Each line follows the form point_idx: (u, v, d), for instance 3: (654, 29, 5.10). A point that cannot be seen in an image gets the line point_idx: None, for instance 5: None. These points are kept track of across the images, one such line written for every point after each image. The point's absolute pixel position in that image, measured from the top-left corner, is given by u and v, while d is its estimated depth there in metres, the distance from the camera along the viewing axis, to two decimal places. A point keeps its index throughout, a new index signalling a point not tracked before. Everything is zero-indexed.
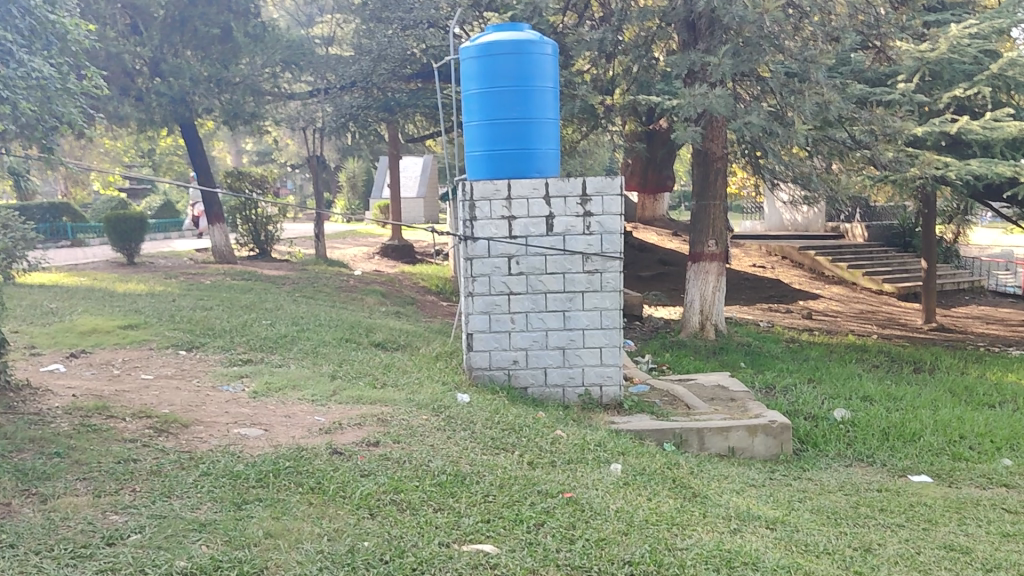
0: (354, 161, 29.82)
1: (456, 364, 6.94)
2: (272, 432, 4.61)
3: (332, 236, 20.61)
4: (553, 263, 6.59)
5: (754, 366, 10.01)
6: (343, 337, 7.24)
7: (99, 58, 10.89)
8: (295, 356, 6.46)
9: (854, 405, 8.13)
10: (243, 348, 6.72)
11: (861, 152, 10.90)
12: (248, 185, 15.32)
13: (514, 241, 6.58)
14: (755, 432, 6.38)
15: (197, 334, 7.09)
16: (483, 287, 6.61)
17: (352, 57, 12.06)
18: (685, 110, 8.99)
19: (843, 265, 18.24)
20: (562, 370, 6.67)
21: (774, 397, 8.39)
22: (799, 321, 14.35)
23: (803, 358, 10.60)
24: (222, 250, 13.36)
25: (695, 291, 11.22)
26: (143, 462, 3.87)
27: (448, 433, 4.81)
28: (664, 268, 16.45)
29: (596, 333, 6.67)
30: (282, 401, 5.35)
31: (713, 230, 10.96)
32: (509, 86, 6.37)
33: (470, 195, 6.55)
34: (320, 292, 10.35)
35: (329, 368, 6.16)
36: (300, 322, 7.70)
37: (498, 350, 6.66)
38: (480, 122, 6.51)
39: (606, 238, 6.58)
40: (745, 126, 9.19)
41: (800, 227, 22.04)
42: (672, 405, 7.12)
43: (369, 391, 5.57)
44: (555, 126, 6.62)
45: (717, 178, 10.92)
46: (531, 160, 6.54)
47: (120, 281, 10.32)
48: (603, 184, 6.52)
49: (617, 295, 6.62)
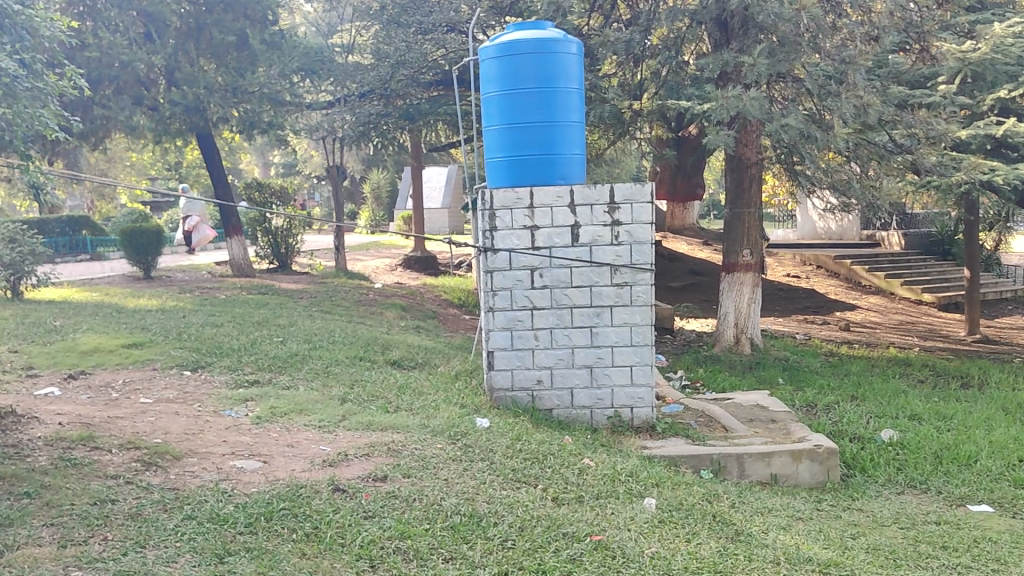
0: (378, 172, 29.56)
1: (476, 384, 6.51)
2: (270, 465, 4.20)
3: (355, 247, 20.28)
4: (578, 276, 6.15)
5: (793, 382, 9.50)
6: (356, 355, 6.82)
7: (112, 68, 10.62)
8: (304, 377, 6.05)
9: (902, 425, 7.61)
10: (250, 368, 6.32)
11: (902, 157, 10.39)
12: (269, 196, 15.00)
13: (538, 253, 6.16)
14: (799, 457, 5.91)
15: (203, 353, 6.69)
16: (504, 302, 6.19)
17: (370, 64, 11.70)
18: (718, 113, 8.52)
19: (880, 274, 17.64)
20: (589, 391, 6.23)
21: (816, 417, 7.90)
22: (836, 333, 13.81)
23: (843, 374, 10.08)
24: (240, 262, 13.02)
25: (729, 303, 10.73)
26: (122, 504, 3.48)
27: (465, 465, 4.38)
28: (695, 279, 15.96)
29: (626, 351, 6.21)
30: (285, 428, 4.94)
31: (748, 239, 10.47)
32: (531, 87, 5.97)
33: (490, 204, 6.14)
34: (338, 306, 9.97)
35: (340, 389, 5.74)
36: (313, 339, 7.30)
37: (521, 370, 6.22)
38: (501, 127, 6.11)
39: (636, 249, 6.13)
40: (781, 130, 8.70)
41: (834, 235, 21.48)
42: (709, 427, 6.66)
43: (380, 416, 5.15)
44: (581, 130, 6.20)
45: (751, 185, 10.43)
46: (555, 166, 6.13)
47: (132, 296, 9.99)
48: (632, 191, 6.08)
49: (649, 309, 6.17)
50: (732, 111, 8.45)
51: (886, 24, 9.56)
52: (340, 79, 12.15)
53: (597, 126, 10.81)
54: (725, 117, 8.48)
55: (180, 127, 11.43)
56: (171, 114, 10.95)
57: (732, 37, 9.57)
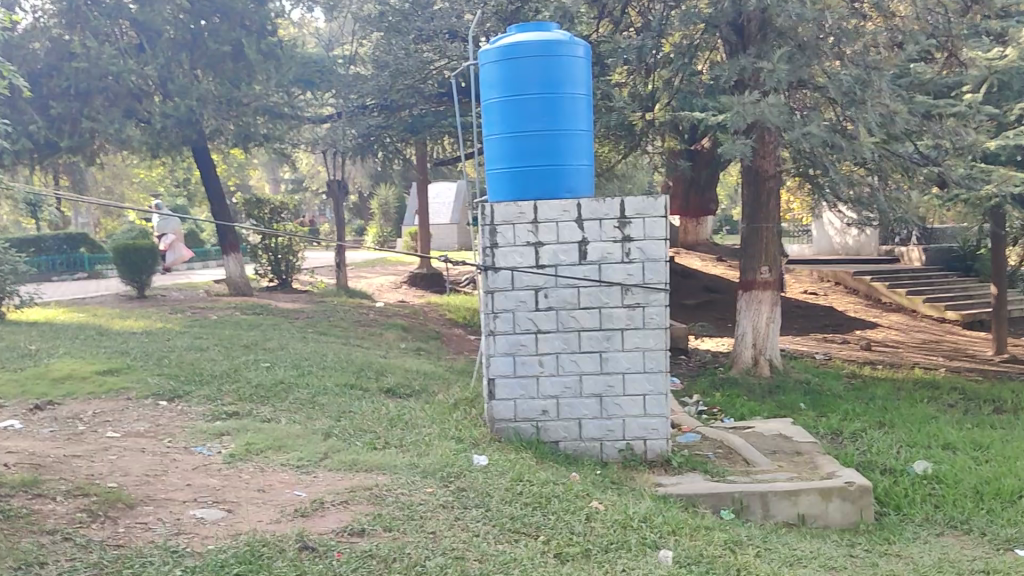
0: (386, 188, 29.13)
1: (476, 414, 5.99)
2: (235, 515, 3.70)
3: (361, 265, 19.86)
4: (586, 296, 5.66)
5: (815, 408, 8.94)
6: (347, 384, 6.32)
7: (101, 79, 10.20)
8: (288, 409, 5.55)
9: (936, 456, 7.07)
10: (230, 398, 5.82)
11: (929, 169, 9.87)
12: (269, 213, 14.55)
13: (542, 272, 5.66)
14: (829, 496, 5.39)
15: (181, 381, 6.20)
16: (506, 325, 5.69)
17: (369, 75, 11.26)
18: (734, 121, 8.02)
19: (901, 291, 17.07)
20: (599, 422, 5.71)
21: (842, 447, 7.36)
22: (857, 353, 13.26)
23: (868, 398, 9.52)
24: (237, 281, 12.55)
25: (747, 323, 10.19)
26: (50, 569, 3.00)
27: (455, 514, 3.88)
28: (709, 296, 15.42)
29: (639, 379, 5.70)
30: (259, 468, 4.45)
31: (767, 255, 9.96)
32: (534, 93, 5.51)
33: (490, 219, 5.65)
34: (336, 328, 9.49)
35: (325, 423, 5.24)
36: (302, 364, 6.80)
37: (524, 400, 5.71)
38: (502, 136, 5.62)
39: (649, 267, 5.63)
40: (803, 139, 8.19)
41: (852, 251, 20.93)
42: (729, 460, 6.14)
43: (367, 454, 4.65)
44: (589, 140, 5.72)
45: (770, 199, 9.94)
46: (560, 178, 5.64)
47: (120, 316, 9.53)
48: (644, 205, 5.59)
49: (662, 333, 5.66)
50: (750, 119, 7.95)
51: (911, 29, 9.07)
52: (339, 89, 11.70)
53: (607, 137, 10.32)
54: (743, 125, 7.98)
55: (173, 142, 10.95)
56: (162, 127, 10.42)
57: (750, 42, 9.10)
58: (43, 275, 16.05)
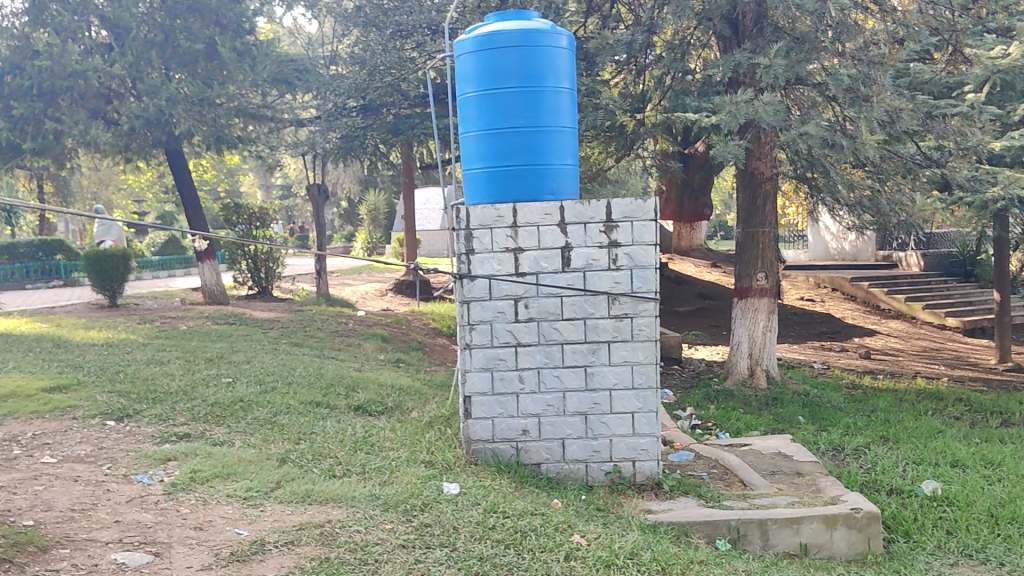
0: (375, 194, 28.61)
1: (451, 434, 5.52)
2: (163, 560, 3.25)
3: (347, 272, 19.40)
4: (570, 306, 5.20)
5: (815, 422, 8.48)
6: (312, 401, 5.84)
7: (66, 78, 9.73)
8: (244, 431, 5.09)
9: (946, 475, 6.63)
10: (183, 418, 5.35)
11: (932, 171, 9.40)
12: (247, 218, 14.07)
13: (522, 280, 5.20)
14: (833, 524, 4.94)
15: (133, 399, 5.73)
16: (484, 337, 5.22)
17: (349, 74, 10.82)
18: (728, 120, 7.50)
19: (901, 297, 16.66)
20: (584, 442, 5.25)
21: (845, 466, 6.92)
22: (857, 362, 12.83)
23: (870, 411, 9.06)
24: (213, 289, 12.08)
25: (742, 332, 9.73)
26: None
27: (414, 557, 3.43)
28: (704, 303, 14.98)
29: (627, 396, 5.24)
30: (201, 502, 3.98)
31: (763, 262, 9.46)
32: (514, 87, 5.08)
33: (466, 223, 5.19)
34: (311, 338, 9.02)
35: (282, 447, 4.78)
36: (267, 380, 6.34)
37: (503, 419, 5.24)
38: (480, 133, 5.18)
39: (637, 274, 5.18)
40: (801, 139, 7.63)
41: (849, 256, 20.52)
42: (724, 482, 5.69)
43: (323, 484, 4.19)
44: (574, 138, 5.29)
45: (766, 202, 9.42)
46: (543, 179, 5.20)
47: (84, 327, 9.05)
48: (632, 207, 5.15)
49: (652, 346, 5.21)
50: (744, 119, 7.43)
51: (915, 25, 8.62)
52: (318, 90, 11.24)
53: (596, 138, 9.88)
54: (736, 124, 7.45)
55: (143, 144, 10.49)
56: (131, 128, 9.97)
57: (745, 38, 8.62)
58: (18, 282, 15.80)
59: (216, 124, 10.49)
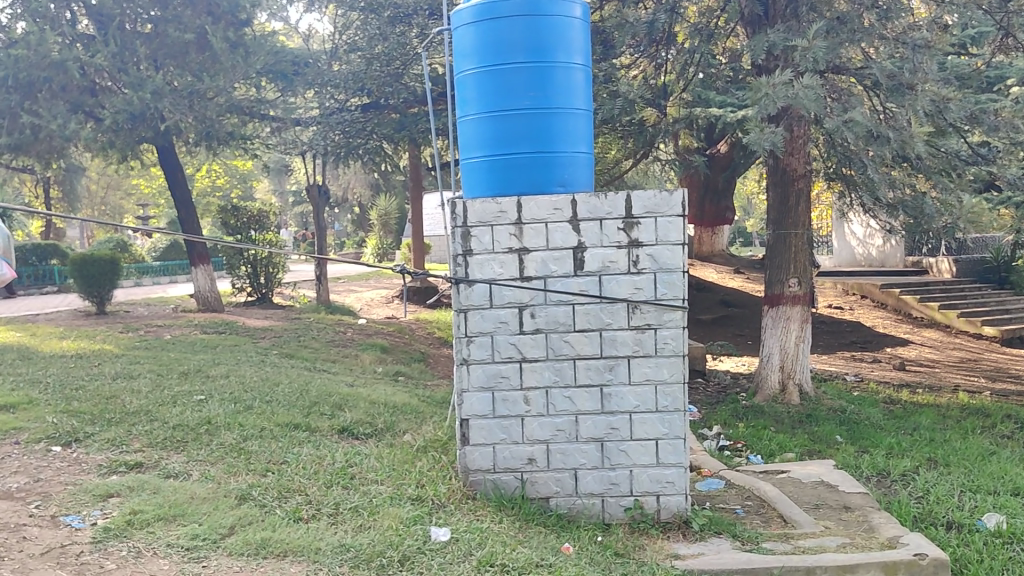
0: (387, 199, 27.92)
1: (447, 461, 4.78)
2: None
3: (355, 279, 18.79)
4: (584, 316, 4.46)
5: (855, 443, 7.70)
6: (289, 424, 5.13)
7: (43, 69, 9.10)
8: (205, 461, 4.38)
9: (1011, 506, 5.83)
10: (139, 445, 4.65)
11: (979, 168, 8.61)
12: (246, 222, 13.47)
13: (528, 285, 4.46)
14: (894, 573, 4.17)
15: (88, 420, 5.03)
16: (483, 352, 4.48)
17: (348, 67, 10.13)
18: (762, 106, 6.69)
19: (934, 305, 15.83)
20: (601, 474, 4.52)
21: (893, 495, 6.14)
22: (891, 374, 12.03)
23: (913, 429, 8.26)
24: (206, 296, 11.42)
25: (773, 342, 8.95)
26: None
27: None
28: (727, 311, 14.23)
29: (650, 420, 4.50)
30: (133, 554, 3.28)
31: (795, 266, 8.70)
32: (519, 62, 4.37)
33: (463, 220, 4.44)
34: (305, 349, 8.33)
35: (244, 482, 4.06)
36: (244, 398, 5.64)
37: (506, 446, 4.50)
38: (480, 116, 4.48)
39: (662, 279, 4.45)
40: (845, 128, 6.79)
41: (876, 262, 19.69)
42: (761, 519, 4.93)
43: (284, 531, 3.48)
44: (588, 123, 4.58)
45: (799, 202, 8.65)
46: (552, 169, 4.47)
47: (61, 336, 8.39)
48: (655, 201, 4.41)
49: (679, 362, 4.47)
50: (782, 104, 6.58)
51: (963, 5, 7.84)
52: (316, 84, 10.54)
53: (613, 132, 9.16)
54: (772, 111, 6.63)
55: (128, 140, 9.83)
56: (113, 122, 9.31)
57: (777, 20, 7.87)
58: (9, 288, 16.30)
59: (206, 119, 9.82)
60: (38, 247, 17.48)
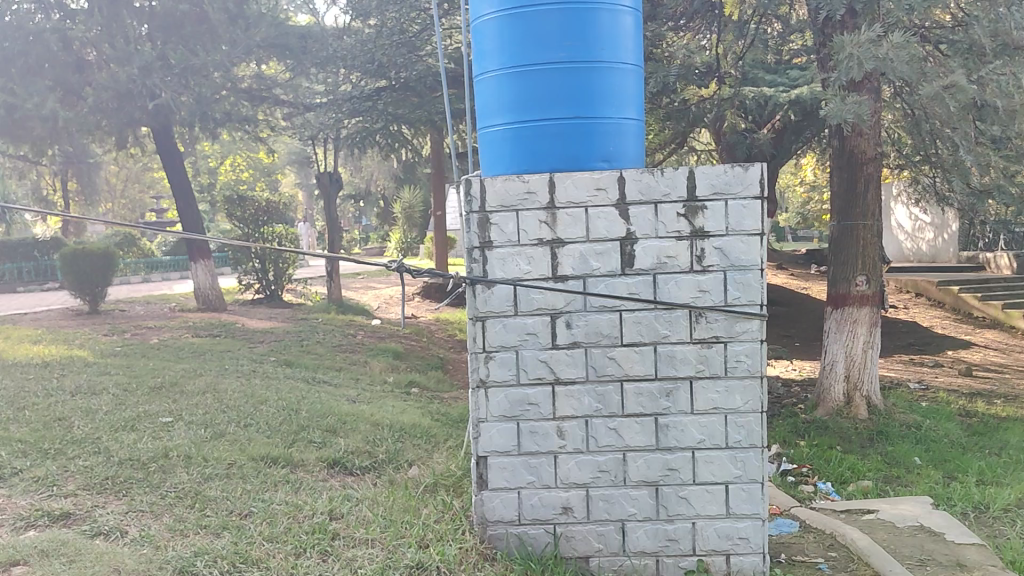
0: (410, 192, 26.95)
1: (461, 509, 3.74)
2: None
3: (374, 276, 17.87)
4: (635, 327, 3.38)
5: (939, 467, 6.61)
6: (266, 458, 4.17)
7: None
8: (148, 514, 3.41)
9: None
10: (73, 486, 3.69)
11: None
12: (253, 214, 12.55)
13: (562, 286, 3.38)
14: None
15: (18, 452, 4.06)
16: (506, 371, 3.42)
17: (359, 41, 9.12)
18: (844, 68, 5.63)
19: (997, 302, 14.56)
20: (655, 528, 3.45)
21: (1005, 538, 5.05)
22: (959, 380, 10.87)
23: (1002, 448, 7.16)
24: (207, 295, 10.54)
25: (836, 348, 7.87)
26: None
27: None
28: (772, 310, 13.12)
29: (718, 460, 3.42)
30: None
31: (863, 262, 7.61)
32: (552, 2, 3.36)
33: (480, 202, 3.36)
34: (305, 356, 7.36)
35: (190, 548, 3.08)
36: (217, 423, 4.68)
37: (534, 491, 3.45)
38: (502, 73, 3.47)
39: (733, 279, 3.36)
40: (944, 95, 5.73)
41: (926, 257, 18.44)
42: None
43: None
44: (636, 80, 3.56)
45: (868, 188, 7.56)
46: (592, 141, 3.44)
47: (32, 339, 7.49)
48: (726, 179, 3.33)
49: (756, 385, 3.38)
50: (870, 66, 5.51)
51: None
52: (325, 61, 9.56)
53: (657, 109, 8.09)
54: (857, 74, 5.57)
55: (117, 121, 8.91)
56: None
57: None
58: (10, 286, 15.89)
59: None
60: (42, 242, 16.78)
